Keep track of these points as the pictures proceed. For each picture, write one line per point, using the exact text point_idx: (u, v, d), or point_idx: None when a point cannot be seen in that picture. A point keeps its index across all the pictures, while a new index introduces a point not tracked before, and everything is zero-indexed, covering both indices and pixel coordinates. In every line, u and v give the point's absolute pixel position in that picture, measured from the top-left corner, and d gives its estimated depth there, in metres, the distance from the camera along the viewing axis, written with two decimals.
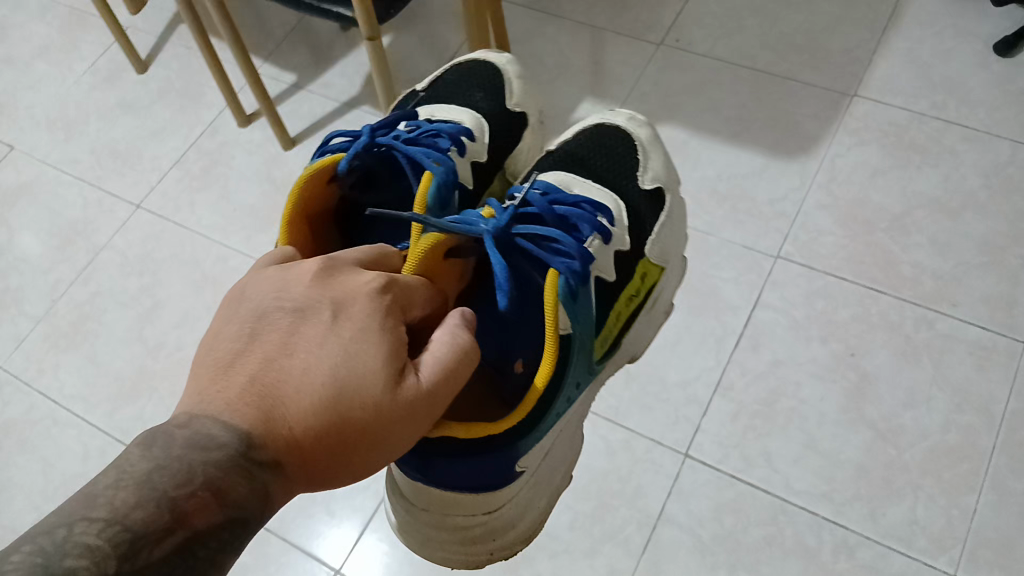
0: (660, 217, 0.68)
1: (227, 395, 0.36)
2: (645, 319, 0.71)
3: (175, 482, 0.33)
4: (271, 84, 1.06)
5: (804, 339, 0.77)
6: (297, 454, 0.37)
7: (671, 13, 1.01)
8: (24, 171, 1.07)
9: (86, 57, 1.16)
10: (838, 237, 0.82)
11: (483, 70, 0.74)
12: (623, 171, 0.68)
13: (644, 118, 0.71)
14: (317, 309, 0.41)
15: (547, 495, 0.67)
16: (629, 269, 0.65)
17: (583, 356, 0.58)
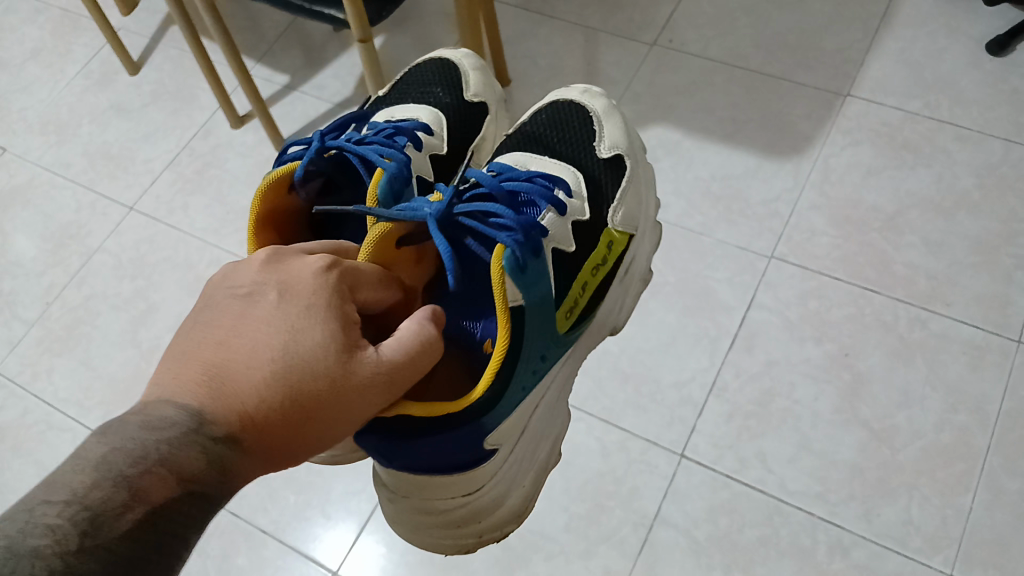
0: (622, 182, 0.67)
1: (181, 379, 0.37)
2: (616, 289, 0.71)
3: (130, 461, 0.33)
4: (264, 85, 1.06)
5: (799, 340, 0.77)
6: (254, 428, 0.37)
7: (664, 13, 1.01)
8: (17, 174, 1.07)
9: (79, 59, 1.16)
10: (832, 237, 0.82)
11: (440, 66, 0.74)
12: (580, 142, 0.68)
13: (598, 90, 0.72)
14: (269, 293, 0.41)
15: (529, 473, 0.68)
16: (593, 237, 0.64)
17: (542, 328, 0.56)
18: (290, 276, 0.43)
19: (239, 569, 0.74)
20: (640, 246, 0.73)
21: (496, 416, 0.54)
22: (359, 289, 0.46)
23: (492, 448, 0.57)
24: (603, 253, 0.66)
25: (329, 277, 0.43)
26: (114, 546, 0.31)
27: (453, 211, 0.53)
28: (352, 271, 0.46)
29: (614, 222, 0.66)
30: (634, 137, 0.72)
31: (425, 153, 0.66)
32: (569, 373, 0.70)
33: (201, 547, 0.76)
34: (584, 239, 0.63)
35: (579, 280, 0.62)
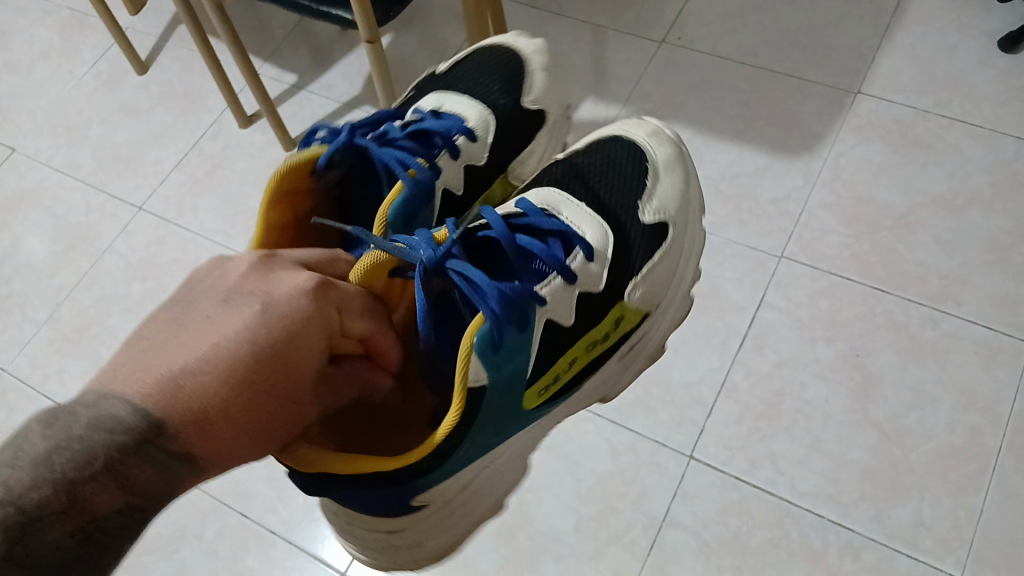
0: (657, 252, 0.63)
1: (142, 379, 0.38)
2: (615, 364, 0.68)
3: (74, 465, 0.34)
4: (272, 85, 1.06)
5: (809, 340, 0.77)
6: (206, 437, 0.38)
7: (673, 11, 1.01)
8: (27, 176, 1.07)
9: (87, 60, 1.16)
10: (843, 236, 0.82)
11: (506, 60, 0.73)
12: (625, 195, 0.64)
13: (667, 141, 0.68)
14: (248, 304, 0.42)
15: (463, 525, 0.62)
16: (605, 308, 0.61)
17: (500, 405, 0.53)
18: (274, 289, 0.43)
19: (250, 570, 0.75)
20: (657, 320, 0.69)
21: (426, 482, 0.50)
22: (350, 317, 0.46)
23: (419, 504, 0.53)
24: (609, 325, 0.62)
25: (313, 295, 0.44)
26: (46, 552, 0.33)
27: (446, 264, 0.51)
28: (343, 294, 0.46)
29: (632, 296, 0.63)
30: (690, 199, 0.68)
31: (461, 161, 0.64)
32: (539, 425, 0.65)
33: (212, 548, 0.76)
34: (590, 310, 0.59)
35: (568, 354, 0.59)
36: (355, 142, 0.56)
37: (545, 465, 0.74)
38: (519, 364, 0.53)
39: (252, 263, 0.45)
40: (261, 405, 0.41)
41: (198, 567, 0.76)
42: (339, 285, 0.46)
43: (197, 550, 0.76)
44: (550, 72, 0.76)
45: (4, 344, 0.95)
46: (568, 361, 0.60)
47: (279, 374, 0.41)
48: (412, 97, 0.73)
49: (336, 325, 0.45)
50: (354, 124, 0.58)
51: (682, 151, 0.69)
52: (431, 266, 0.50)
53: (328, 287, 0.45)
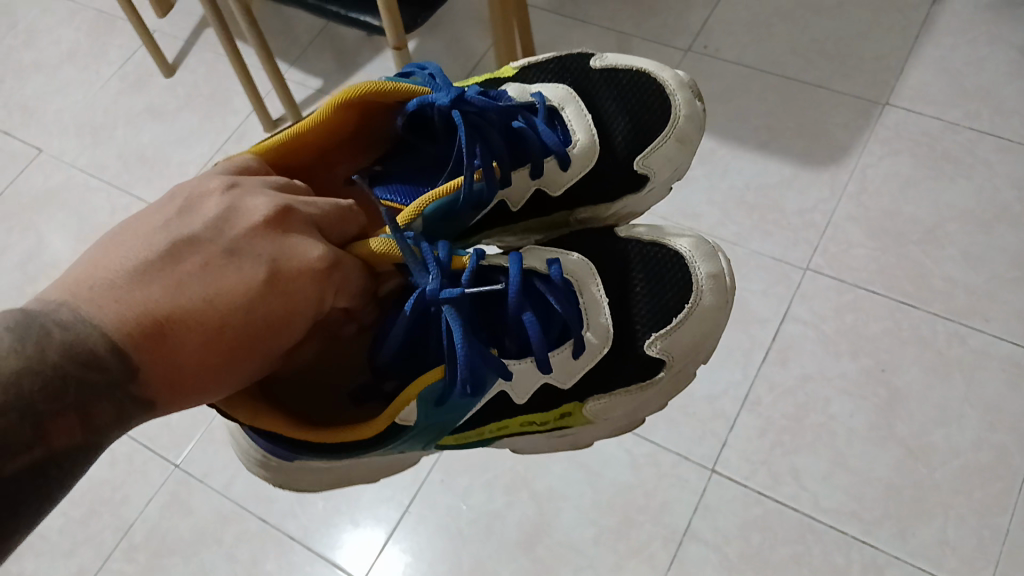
0: (636, 383, 0.56)
1: (128, 310, 0.36)
2: (545, 438, 0.63)
3: (45, 397, 0.33)
4: (296, 89, 1.06)
5: (834, 355, 0.76)
6: (170, 387, 0.38)
7: (699, 19, 1.00)
8: (53, 176, 1.08)
9: (114, 61, 1.17)
10: (870, 249, 0.81)
11: (655, 102, 0.62)
12: (641, 316, 0.55)
13: (724, 288, 0.56)
14: (253, 262, 0.41)
15: (329, 482, 0.58)
16: (556, 403, 0.57)
17: (421, 434, 0.52)
18: (283, 254, 0.42)
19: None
20: (612, 424, 0.63)
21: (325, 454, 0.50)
22: (339, 292, 0.46)
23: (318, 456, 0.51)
24: (553, 416, 0.58)
25: (315, 273, 0.43)
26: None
27: (440, 298, 0.48)
28: (341, 269, 0.46)
29: (588, 406, 0.57)
30: (705, 348, 0.58)
31: (536, 183, 0.60)
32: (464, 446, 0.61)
33: (232, 551, 0.76)
34: (543, 399, 0.56)
35: (503, 421, 0.57)
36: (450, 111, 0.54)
37: (565, 475, 0.74)
38: (454, 414, 0.52)
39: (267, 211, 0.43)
40: (231, 366, 0.40)
41: (217, 570, 0.76)
42: (340, 260, 0.46)
43: (216, 553, 0.77)
44: (693, 141, 0.63)
45: None
46: (494, 425, 0.57)
47: (259, 342, 0.41)
48: (547, 73, 0.65)
49: (326, 299, 0.45)
50: (468, 93, 0.54)
51: (733, 298, 0.58)
52: (427, 299, 0.49)
53: (330, 264, 0.45)
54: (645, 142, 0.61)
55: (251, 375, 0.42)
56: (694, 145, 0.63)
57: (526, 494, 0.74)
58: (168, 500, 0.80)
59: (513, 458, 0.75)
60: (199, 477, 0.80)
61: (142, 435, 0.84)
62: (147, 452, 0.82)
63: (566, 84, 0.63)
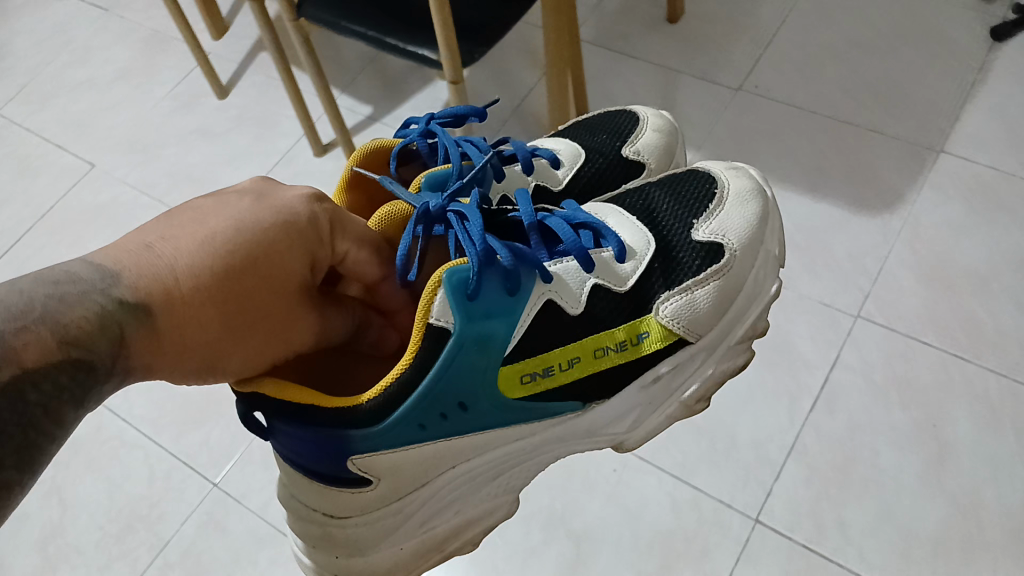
0: (706, 271, 0.59)
1: (115, 250, 0.42)
2: (634, 393, 0.61)
3: (8, 316, 0.35)
4: (346, 114, 1.08)
5: (883, 405, 0.74)
6: (172, 307, 0.41)
7: (751, 59, 1.02)
8: (103, 191, 1.10)
9: (167, 80, 1.20)
10: (921, 297, 0.79)
11: (622, 115, 0.71)
12: (683, 214, 0.61)
13: (748, 177, 0.65)
14: (234, 206, 0.46)
15: (401, 536, 0.58)
16: (623, 313, 0.57)
17: (463, 380, 0.51)
18: (262, 200, 0.47)
19: None
20: (696, 357, 0.63)
21: (369, 439, 0.49)
22: (340, 238, 0.49)
23: (361, 474, 0.52)
24: (625, 337, 0.57)
25: (303, 204, 0.47)
26: None
27: (447, 208, 0.52)
28: (336, 214, 0.49)
29: (662, 312, 0.58)
30: (762, 243, 0.62)
31: (531, 180, 0.64)
32: (527, 447, 0.60)
33: None
34: (605, 309, 0.56)
35: (564, 346, 0.55)
36: (428, 130, 0.61)
37: (604, 515, 0.73)
38: (498, 331, 0.52)
39: (250, 182, 0.50)
40: (230, 280, 0.43)
41: None
42: (334, 208, 0.50)
43: None
44: (672, 141, 0.72)
45: None
46: (561, 353, 0.55)
47: (260, 256, 0.44)
48: None
49: (324, 236, 0.48)
50: (433, 119, 0.63)
51: (764, 195, 0.64)
52: (434, 213, 0.53)
53: (320, 203, 0.49)
54: (625, 139, 0.69)
55: (265, 303, 0.45)
56: (674, 145, 0.72)
57: (564, 533, 0.73)
58: (204, 520, 0.80)
59: (552, 495, 0.75)
60: (237, 497, 0.80)
61: (182, 453, 0.85)
62: (187, 470, 0.83)
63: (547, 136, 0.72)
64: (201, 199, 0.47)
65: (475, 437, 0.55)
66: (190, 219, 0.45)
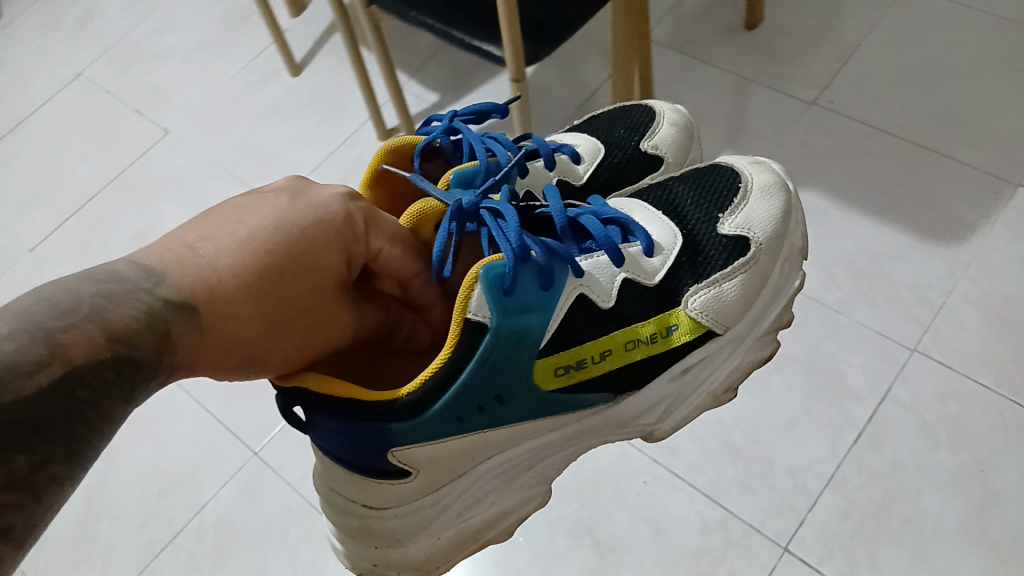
0: (733, 264, 0.59)
1: (156, 251, 0.43)
2: (663, 385, 0.61)
3: (54, 316, 0.36)
4: (413, 101, 1.08)
5: (931, 445, 0.72)
6: (215, 305, 0.42)
7: (829, 73, 0.99)
8: (175, 159, 1.13)
9: (245, 54, 1.22)
10: (983, 336, 0.76)
11: (639, 111, 0.71)
12: (709, 209, 0.61)
13: (772, 170, 0.65)
14: (272, 204, 0.47)
15: (439, 527, 0.58)
16: (653, 307, 0.58)
17: (500, 375, 0.51)
18: (298, 199, 0.48)
19: None
20: (725, 348, 0.62)
21: (407, 433, 0.49)
22: (377, 236, 0.50)
23: (401, 467, 0.52)
24: (655, 330, 0.58)
25: (339, 202, 0.48)
26: (29, 400, 0.34)
27: (481, 206, 0.53)
28: (371, 213, 0.50)
29: (691, 304, 0.58)
30: (787, 235, 0.63)
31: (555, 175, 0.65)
32: (559, 440, 0.60)
33: (295, 550, 0.78)
34: (635, 302, 0.57)
35: (596, 340, 0.56)
36: (452, 126, 0.62)
37: (631, 527, 0.72)
38: (535, 326, 0.52)
39: (286, 181, 0.51)
40: (271, 279, 0.44)
41: (278, 566, 0.77)
42: (370, 206, 0.51)
43: (279, 549, 0.78)
44: (689, 135, 0.71)
45: None
46: (594, 345, 0.56)
47: (298, 254, 0.45)
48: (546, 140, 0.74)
49: (361, 234, 0.49)
50: (456, 113, 0.63)
51: (788, 187, 0.64)
52: (468, 210, 0.53)
53: (355, 201, 0.50)
54: (643, 133, 0.69)
55: (302, 300, 0.46)
56: (691, 139, 0.71)
57: (589, 541, 0.72)
58: (242, 488, 0.82)
59: (581, 501, 0.75)
60: (274, 469, 0.82)
61: (226, 421, 0.87)
62: (229, 438, 0.86)
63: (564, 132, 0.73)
64: (239, 198, 0.48)
65: (510, 430, 0.55)
66: (228, 218, 0.45)
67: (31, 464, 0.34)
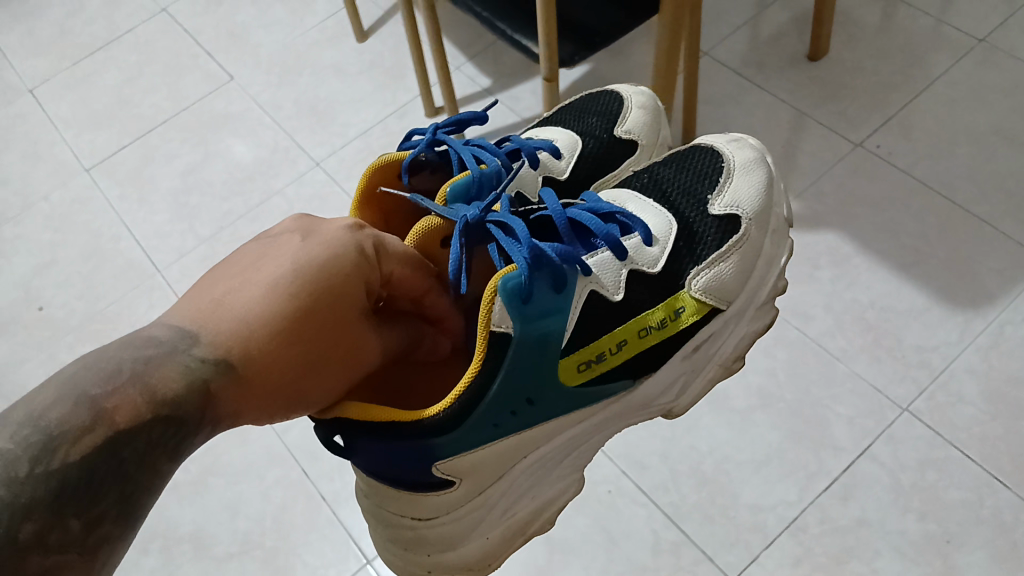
0: (727, 243, 0.60)
1: (187, 310, 0.45)
2: (675, 365, 0.62)
3: (98, 385, 0.39)
4: (467, 83, 1.10)
5: (900, 509, 0.71)
6: (251, 356, 0.44)
7: (882, 117, 0.97)
8: (235, 104, 1.18)
9: (319, 13, 1.25)
10: (979, 410, 0.75)
11: (608, 97, 0.72)
12: (697, 191, 0.62)
13: (750, 143, 0.66)
14: (286, 245, 0.49)
15: (486, 525, 0.61)
16: (658, 293, 0.59)
17: (529, 378, 0.53)
18: (308, 237, 0.50)
19: (294, 526, 0.79)
20: (728, 323, 0.64)
21: (450, 445, 0.52)
22: (387, 260, 0.52)
23: (444, 478, 0.55)
24: (664, 315, 0.59)
25: (349, 235, 0.50)
26: (72, 467, 0.37)
27: (485, 218, 0.55)
28: (382, 238, 0.52)
29: (693, 286, 0.59)
30: (773, 206, 0.64)
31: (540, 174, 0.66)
32: (586, 430, 0.62)
33: (267, 492, 0.81)
34: (643, 294, 0.58)
35: (612, 334, 0.57)
36: (436, 138, 0.64)
37: (584, 532, 0.74)
38: (555, 329, 0.53)
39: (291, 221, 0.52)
40: (300, 322, 0.46)
41: (251, 504, 0.81)
42: (376, 232, 0.52)
43: (255, 488, 0.81)
44: (657, 113, 0.73)
45: (166, 248, 1.05)
46: (609, 337, 0.57)
47: (321, 293, 0.47)
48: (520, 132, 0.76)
49: (375, 262, 0.51)
50: (435, 125, 0.65)
51: (767, 160, 0.65)
52: (474, 223, 0.55)
53: (364, 230, 0.51)
54: (616, 119, 0.70)
55: (329, 336, 0.47)
56: (659, 116, 0.73)
57: (543, 538, 0.74)
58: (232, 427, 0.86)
59: None
60: None
61: None
62: None
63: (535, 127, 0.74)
64: (253, 246, 0.50)
65: (543, 428, 0.57)
66: (246, 267, 0.48)
67: (83, 525, 0.37)
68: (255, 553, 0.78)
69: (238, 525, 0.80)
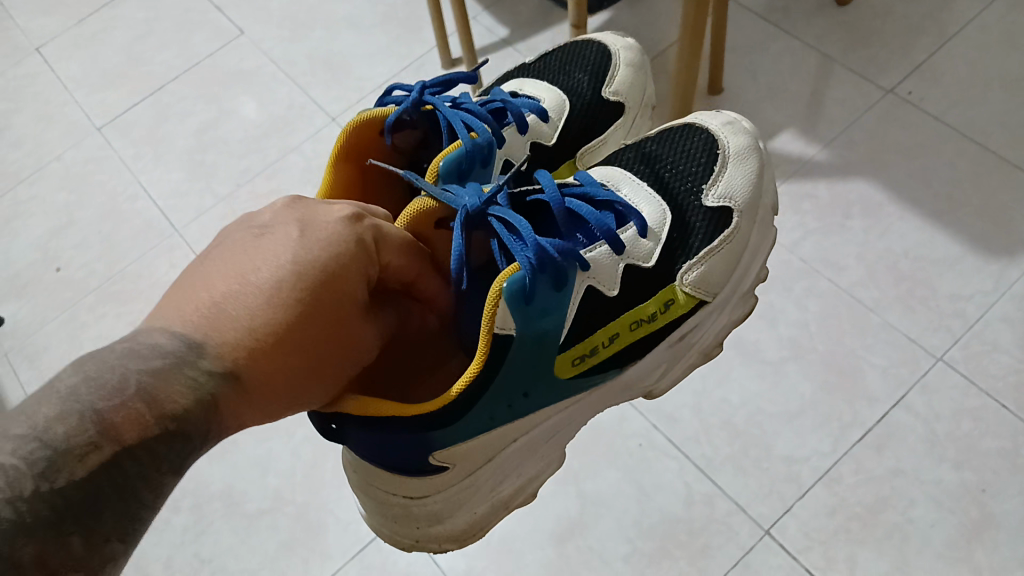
0: (718, 237, 0.60)
1: (184, 314, 0.42)
2: (662, 352, 0.63)
3: (102, 398, 0.36)
4: (484, 34, 1.08)
5: (936, 458, 0.70)
6: (258, 364, 0.42)
7: (914, 62, 0.94)
8: (247, 60, 1.15)
9: None
10: (1015, 358, 0.74)
11: (594, 48, 0.73)
12: (690, 179, 0.61)
13: (744, 125, 0.65)
14: (283, 241, 0.47)
15: (475, 500, 0.61)
16: (650, 287, 0.58)
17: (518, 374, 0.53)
18: (306, 232, 0.47)
19: (324, 483, 0.79)
20: (713, 312, 0.64)
21: (446, 438, 0.52)
22: (386, 250, 0.51)
23: (439, 465, 0.55)
24: (656, 308, 0.59)
25: (348, 227, 0.48)
26: (76, 486, 0.34)
27: (488, 209, 0.53)
28: (380, 229, 0.51)
29: (684, 281, 0.59)
30: (762, 196, 0.63)
31: (526, 138, 0.66)
32: (575, 412, 0.62)
33: (296, 449, 0.81)
34: (636, 286, 0.58)
35: (604, 328, 0.57)
36: (423, 98, 0.62)
37: (616, 486, 0.73)
38: (550, 329, 0.53)
39: (281, 210, 0.50)
40: (306, 326, 0.45)
41: (280, 461, 0.81)
42: (374, 221, 0.51)
43: (284, 445, 0.81)
44: (641, 66, 0.74)
45: (184, 206, 1.04)
46: (602, 331, 0.57)
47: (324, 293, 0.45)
48: (499, 79, 0.75)
49: (372, 254, 0.49)
50: (422, 83, 0.63)
51: (760, 145, 0.64)
52: (474, 213, 0.53)
53: (362, 220, 0.50)
54: (604, 78, 0.71)
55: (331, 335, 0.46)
56: (643, 72, 0.74)
57: (574, 491, 0.74)
58: None
59: (572, 452, 0.76)
60: None
61: None
62: None
63: (515, 76, 0.73)
64: (245, 239, 0.47)
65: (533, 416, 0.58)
66: (243, 265, 0.45)
67: (85, 544, 0.35)
68: (287, 510, 0.78)
69: (268, 483, 0.80)
